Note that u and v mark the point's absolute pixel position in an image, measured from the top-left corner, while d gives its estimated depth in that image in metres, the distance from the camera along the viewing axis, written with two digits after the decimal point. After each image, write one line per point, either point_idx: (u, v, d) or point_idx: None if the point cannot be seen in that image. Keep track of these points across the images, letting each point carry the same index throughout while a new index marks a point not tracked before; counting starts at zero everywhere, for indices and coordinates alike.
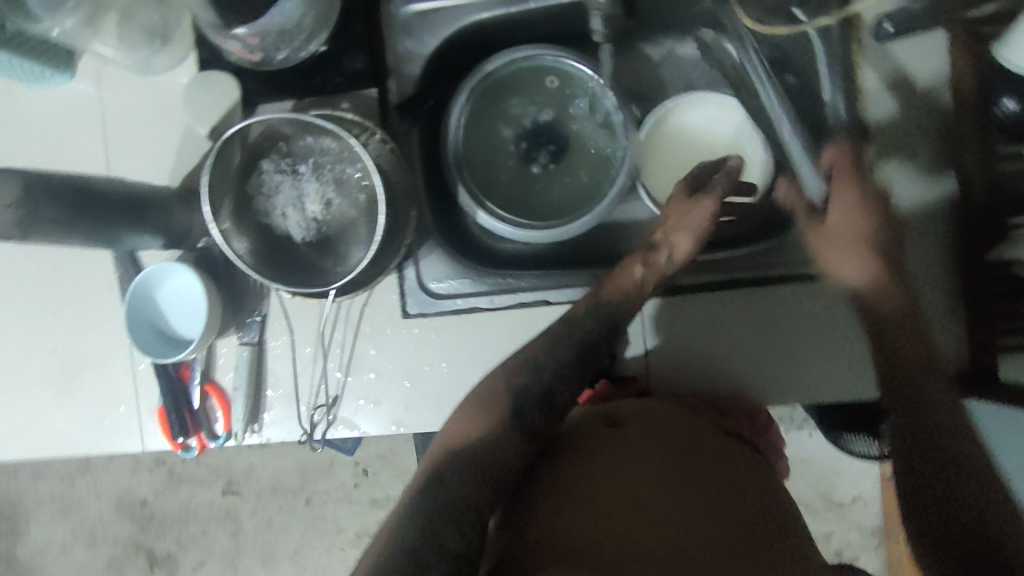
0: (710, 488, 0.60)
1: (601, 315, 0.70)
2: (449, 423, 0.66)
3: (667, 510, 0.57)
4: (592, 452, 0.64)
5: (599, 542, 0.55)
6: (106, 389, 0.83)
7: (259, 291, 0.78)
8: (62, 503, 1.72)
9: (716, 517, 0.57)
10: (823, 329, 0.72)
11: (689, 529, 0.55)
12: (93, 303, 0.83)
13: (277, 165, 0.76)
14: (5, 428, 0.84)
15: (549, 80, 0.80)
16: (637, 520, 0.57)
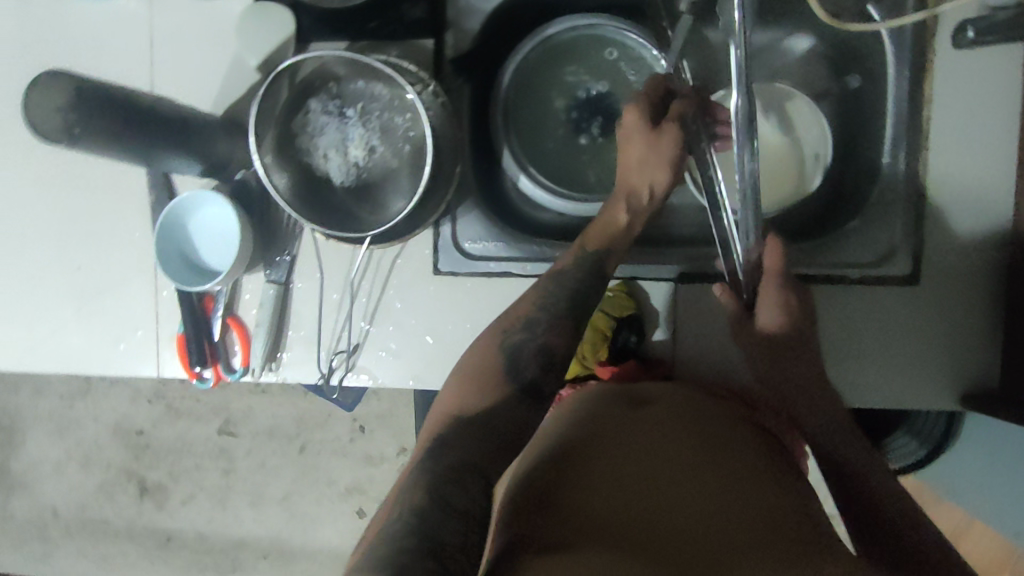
0: (724, 471, 0.61)
1: (587, 265, 0.69)
2: (448, 386, 0.64)
3: (671, 488, 0.59)
4: (596, 431, 0.66)
5: (602, 514, 0.58)
6: (123, 313, 0.82)
7: (292, 231, 0.77)
8: (59, 422, 1.74)
9: (725, 498, 0.58)
10: (873, 331, 0.71)
11: (690, 510, 0.57)
12: (119, 225, 0.81)
13: (324, 106, 0.74)
14: (19, 339, 0.84)
15: (609, 51, 0.78)
16: (643, 497, 0.59)
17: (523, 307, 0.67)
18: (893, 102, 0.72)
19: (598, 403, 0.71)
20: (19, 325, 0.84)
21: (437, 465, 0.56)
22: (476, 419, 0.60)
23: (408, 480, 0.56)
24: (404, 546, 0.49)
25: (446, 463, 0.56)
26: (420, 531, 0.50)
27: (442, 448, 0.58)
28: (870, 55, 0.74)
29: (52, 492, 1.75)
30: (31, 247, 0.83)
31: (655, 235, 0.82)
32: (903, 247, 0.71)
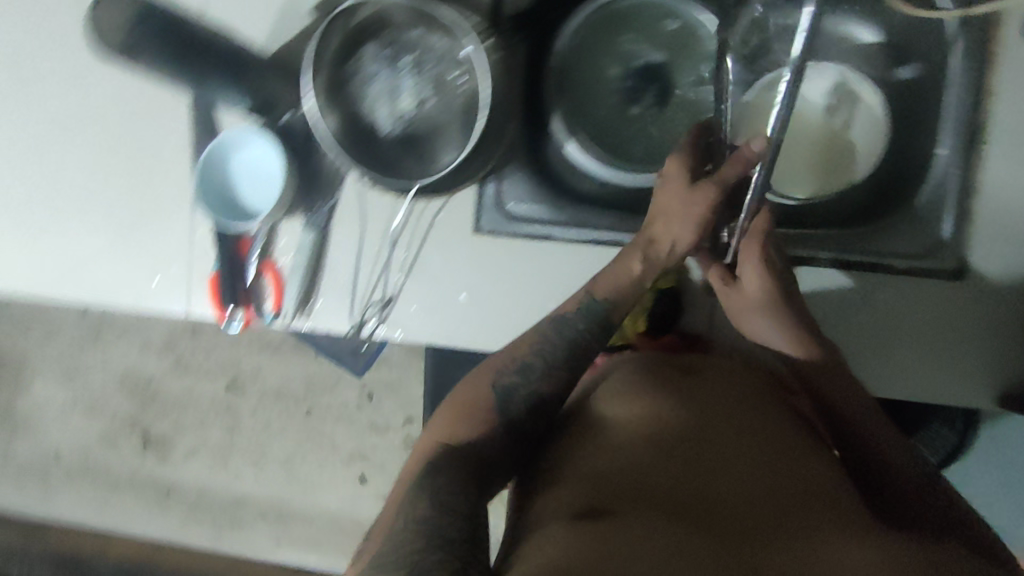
0: (757, 443, 0.62)
1: (591, 315, 0.70)
2: (447, 409, 0.70)
3: (704, 458, 0.61)
4: (603, 407, 0.69)
5: (635, 483, 0.59)
6: (157, 248, 0.81)
7: (335, 178, 0.77)
8: (68, 366, 1.74)
9: (757, 469, 0.60)
10: (911, 325, 0.71)
11: (723, 479, 0.59)
12: (158, 160, 0.81)
13: (378, 53, 0.73)
14: (50, 267, 0.83)
15: (671, 22, 0.77)
16: (675, 465, 0.60)
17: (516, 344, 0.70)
18: (955, 92, 0.70)
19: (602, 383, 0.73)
20: (50, 253, 0.83)
21: (429, 481, 0.61)
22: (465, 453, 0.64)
23: (397, 499, 0.62)
24: (400, 553, 0.54)
25: (443, 482, 0.61)
26: (413, 538, 0.55)
27: (437, 467, 0.63)
28: (934, 44, 0.73)
29: (56, 435, 1.75)
30: (71, 173, 0.82)
31: None
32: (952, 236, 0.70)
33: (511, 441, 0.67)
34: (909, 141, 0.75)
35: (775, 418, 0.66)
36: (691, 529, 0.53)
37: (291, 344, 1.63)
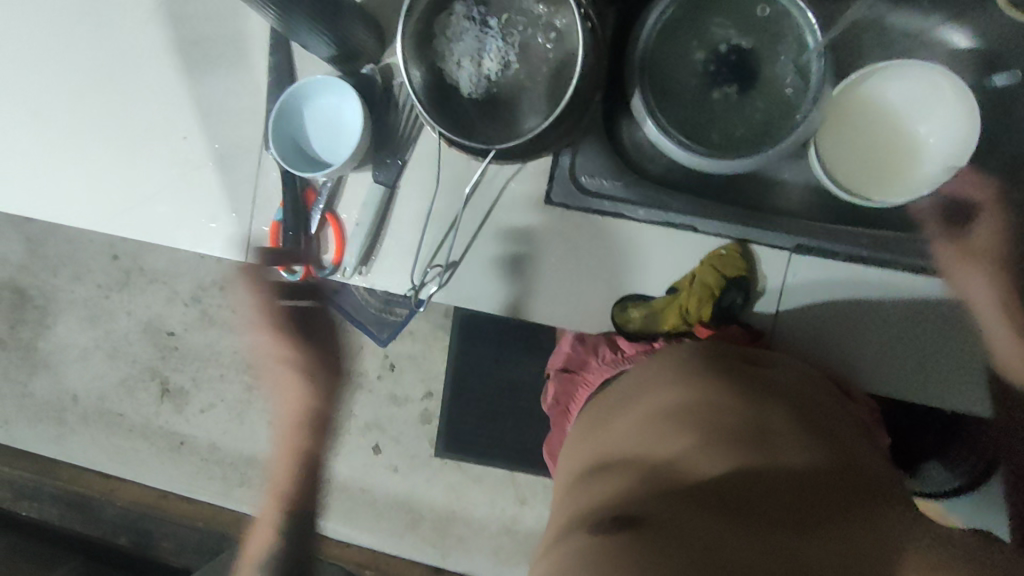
0: (817, 441, 0.58)
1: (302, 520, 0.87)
2: (257, 535, 0.89)
3: (758, 449, 0.57)
4: (645, 395, 0.66)
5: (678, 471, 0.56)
6: (222, 189, 0.81)
7: (409, 136, 0.76)
8: (93, 310, 1.73)
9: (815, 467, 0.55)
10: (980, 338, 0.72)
11: (777, 475, 0.55)
12: (234, 101, 0.80)
13: (468, 10, 0.72)
14: (110, 197, 0.82)
15: (762, 8, 0.76)
16: (726, 453, 0.56)
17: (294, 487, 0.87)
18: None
19: (645, 369, 0.69)
20: (110, 187, 0.82)
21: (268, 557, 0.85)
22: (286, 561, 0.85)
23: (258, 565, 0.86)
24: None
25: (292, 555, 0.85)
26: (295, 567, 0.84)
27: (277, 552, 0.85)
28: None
29: (75, 378, 1.75)
30: (140, 108, 0.81)
31: (766, 202, 0.79)
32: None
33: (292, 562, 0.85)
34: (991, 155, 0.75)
35: (826, 419, 0.62)
36: (722, 520, 0.51)
37: None
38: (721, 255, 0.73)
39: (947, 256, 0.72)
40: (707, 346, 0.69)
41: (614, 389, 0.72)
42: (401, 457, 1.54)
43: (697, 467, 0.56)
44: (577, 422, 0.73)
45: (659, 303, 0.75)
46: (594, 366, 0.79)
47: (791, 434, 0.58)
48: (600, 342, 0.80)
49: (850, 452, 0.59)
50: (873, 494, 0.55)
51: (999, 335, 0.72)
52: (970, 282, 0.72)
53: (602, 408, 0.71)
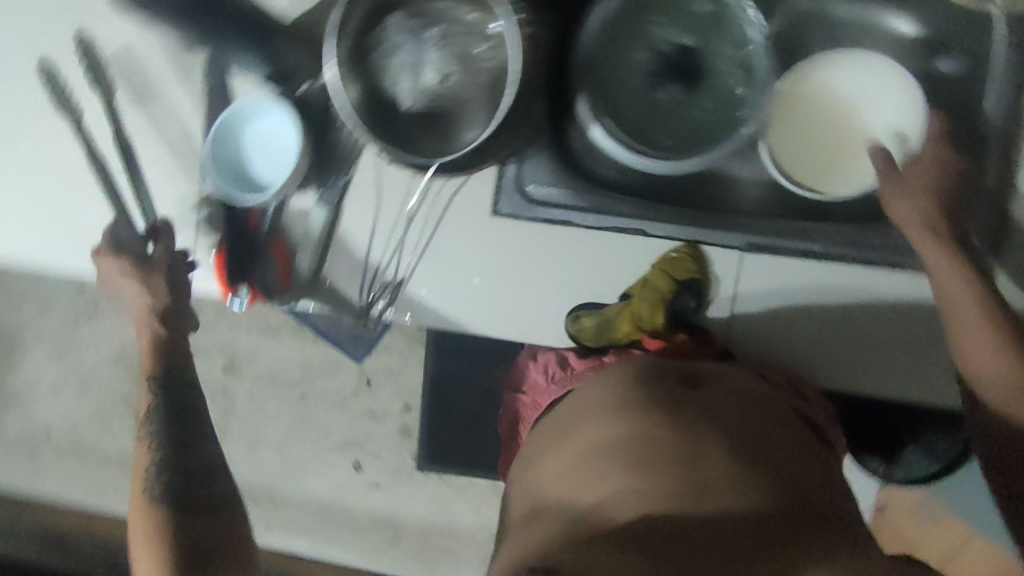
0: (758, 468, 0.57)
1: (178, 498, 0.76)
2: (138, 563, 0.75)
3: (690, 482, 0.55)
4: (580, 427, 0.64)
5: (611, 512, 0.55)
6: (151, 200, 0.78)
7: (350, 152, 0.73)
8: (63, 343, 1.65)
9: (750, 500, 0.54)
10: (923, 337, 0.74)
11: (709, 512, 0.53)
12: (160, 110, 0.76)
13: (404, 23, 0.70)
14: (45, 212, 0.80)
15: (701, 5, 0.74)
16: (658, 490, 0.55)
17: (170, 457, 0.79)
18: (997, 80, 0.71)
19: (583, 398, 0.68)
20: (50, 212, 0.80)
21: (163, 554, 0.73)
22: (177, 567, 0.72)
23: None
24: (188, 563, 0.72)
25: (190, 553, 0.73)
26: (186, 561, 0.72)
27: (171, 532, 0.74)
28: (980, 35, 0.71)
29: (47, 413, 1.68)
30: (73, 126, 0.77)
31: (727, 201, 0.75)
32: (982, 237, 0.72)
33: (198, 514, 0.75)
34: None
35: (765, 438, 0.60)
36: (636, 559, 0.49)
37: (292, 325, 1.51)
38: (672, 257, 0.74)
39: (919, 241, 0.68)
40: (646, 368, 0.67)
41: (558, 416, 0.70)
42: (383, 473, 1.49)
43: (628, 506, 0.55)
44: (524, 455, 0.71)
45: (610, 311, 0.75)
46: (543, 386, 0.78)
47: (726, 464, 0.57)
48: (549, 360, 0.79)
49: (793, 476, 0.57)
50: (813, 523, 0.53)
51: (950, 295, 0.67)
52: (946, 279, 0.67)
53: (544, 439, 0.68)
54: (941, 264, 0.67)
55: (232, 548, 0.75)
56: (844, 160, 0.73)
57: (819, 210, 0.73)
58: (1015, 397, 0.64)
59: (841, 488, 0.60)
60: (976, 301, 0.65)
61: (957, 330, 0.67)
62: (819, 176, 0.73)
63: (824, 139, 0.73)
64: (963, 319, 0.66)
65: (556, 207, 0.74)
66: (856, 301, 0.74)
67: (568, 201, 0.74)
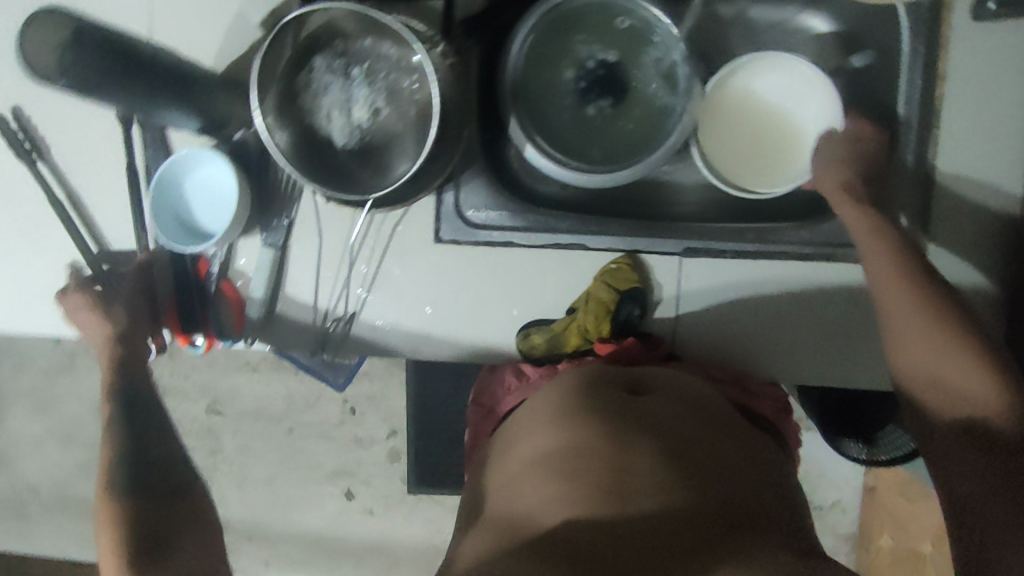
0: (692, 467, 0.58)
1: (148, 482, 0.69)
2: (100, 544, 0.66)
3: (624, 484, 0.56)
4: (522, 442, 0.65)
5: (545, 515, 0.56)
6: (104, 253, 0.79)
7: (290, 194, 0.75)
8: (40, 398, 1.52)
9: (681, 497, 0.55)
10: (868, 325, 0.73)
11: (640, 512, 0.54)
12: (107, 165, 0.78)
13: (329, 63, 0.71)
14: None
15: (621, 20, 0.76)
16: (592, 492, 0.56)
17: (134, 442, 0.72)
18: (907, 66, 0.72)
19: (528, 413, 0.68)
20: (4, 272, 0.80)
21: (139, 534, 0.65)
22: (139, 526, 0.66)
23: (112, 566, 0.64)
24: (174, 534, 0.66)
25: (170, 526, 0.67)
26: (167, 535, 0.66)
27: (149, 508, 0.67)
28: (886, 26, 0.73)
29: (30, 468, 1.55)
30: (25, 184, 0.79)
31: (661, 207, 0.80)
32: (911, 219, 0.72)
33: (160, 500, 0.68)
34: None
35: (697, 441, 0.60)
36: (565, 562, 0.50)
37: (269, 360, 1.47)
38: (613, 268, 0.74)
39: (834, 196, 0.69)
40: (588, 380, 0.67)
41: (507, 427, 0.70)
42: (375, 500, 1.47)
43: (562, 510, 0.56)
44: (476, 469, 0.72)
45: (558, 324, 0.76)
46: (500, 398, 0.76)
47: (660, 463, 0.58)
48: (506, 372, 0.77)
49: (727, 471, 0.58)
50: (741, 520, 0.54)
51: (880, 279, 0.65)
52: (859, 231, 0.67)
53: (493, 453, 0.69)
54: (850, 210, 0.68)
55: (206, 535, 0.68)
56: (760, 167, 0.76)
57: (750, 208, 0.78)
58: (929, 358, 0.61)
59: (779, 491, 0.60)
60: (888, 256, 0.65)
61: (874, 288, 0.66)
62: (731, 174, 0.75)
63: (747, 141, 0.77)
64: (876, 269, 0.65)
65: (496, 228, 0.76)
66: (799, 294, 0.74)
67: (504, 221, 0.76)
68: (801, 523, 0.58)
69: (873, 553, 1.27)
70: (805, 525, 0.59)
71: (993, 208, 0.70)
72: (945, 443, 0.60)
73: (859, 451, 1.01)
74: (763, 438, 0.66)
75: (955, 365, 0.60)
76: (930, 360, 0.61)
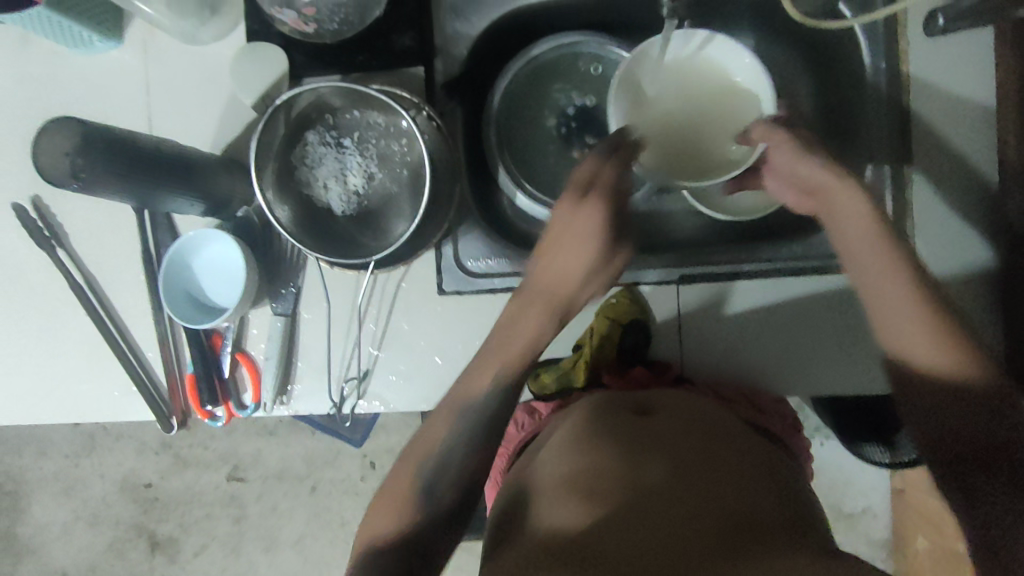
0: (704, 475, 0.59)
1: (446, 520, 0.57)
2: None
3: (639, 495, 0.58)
4: (537, 461, 0.66)
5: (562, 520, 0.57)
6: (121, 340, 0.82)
7: (296, 263, 0.78)
8: (66, 482, 1.52)
9: (696, 505, 0.56)
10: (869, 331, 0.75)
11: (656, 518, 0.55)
12: (121, 253, 0.81)
13: (322, 137, 0.75)
14: (22, 365, 0.83)
15: (593, 67, 0.82)
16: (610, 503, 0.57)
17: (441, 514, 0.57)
18: (873, 82, 0.74)
19: (535, 449, 0.69)
20: (26, 365, 0.83)
21: None
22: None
23: None
24: None
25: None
26: None
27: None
28: (847, 48, 0.77)
29: (59, 554, 1.54)
30: (42, 279, 0.82)
31: (654, 238, 0.84)
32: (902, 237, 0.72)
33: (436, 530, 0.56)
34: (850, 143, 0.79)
35: (705, 450, 0.62)
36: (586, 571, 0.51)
37: (287, 421, 1.47)
38: None
39: (821, 189, 0.59)
40: (596, 408, 0.69)
41: (520, 457, 0.72)
42: None
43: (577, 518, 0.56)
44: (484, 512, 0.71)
45: (567, 362, 0.80)
46: (514, 435, 0.78)
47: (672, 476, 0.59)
48: (517, 412, 0.79)
49: (736, 477, 0.60)
50: (756, 525, 0.55)
51: (858, 256, 0.58)
52: (849, 230, 0.58)
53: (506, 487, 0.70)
54: (853, 205, 0.58)
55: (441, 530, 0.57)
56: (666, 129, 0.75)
57: (743, 231, 0.81)
58: (917, 338, 0.55)
59: (791, 494, 0.61)
60: (880, 245, 0.58)
61: (863, 284, 0.58)
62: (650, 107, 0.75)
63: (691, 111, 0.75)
64: (869, 264, 0.58)
65: (496, 276, 0.78)
66: (798, 308, 0.75)
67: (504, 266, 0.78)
68: (815, 525, 0.59)
69: (911, 557, 1.23)
70: (823, 530, 0.59)
71: (974, 211, 0.71)
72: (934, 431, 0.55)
73: (881, 454, 1.01)
74: (769, 456, 0.67)
75: (928, 349, 0.55)
76: (920, 344, 0.55)
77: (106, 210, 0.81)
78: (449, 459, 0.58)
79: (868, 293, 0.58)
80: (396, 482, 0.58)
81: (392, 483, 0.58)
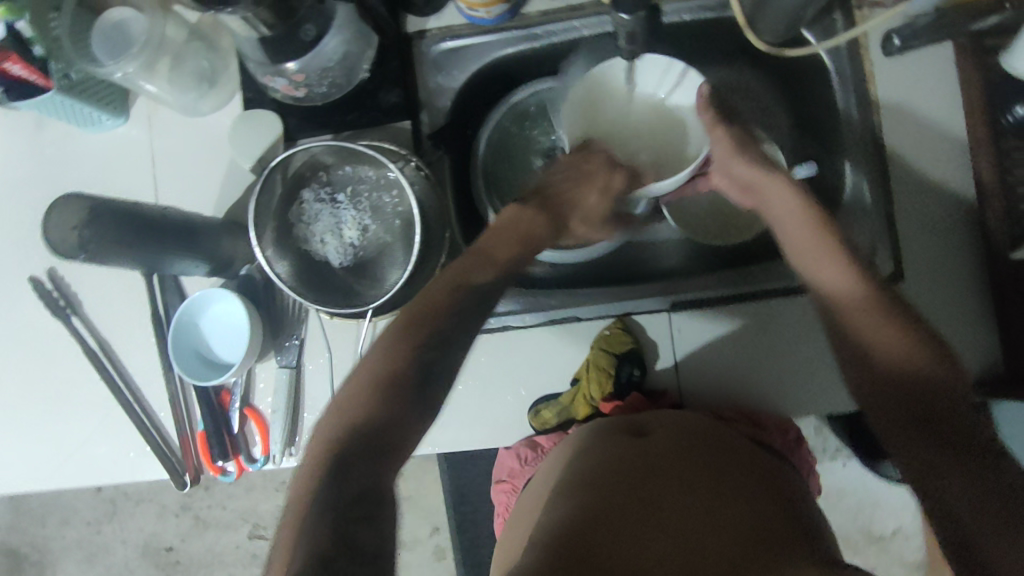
0: (711, 491, 0.61)
1: (387, 414, 0.53)
2: None
3: (664, 514, 0.60)
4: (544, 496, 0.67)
5: (598, 530, 0.58)
6: (134, 401, 0.84)
7: (298, 316, 0.81)
8: (87, 551, 1.52)
9: (712, 525, 0.58)
10: None
11: (671, 541, 0.57)
12: (132, 317, 0.84)
13: (316, 194, 0.78)
14: (39, 433, 0.85)
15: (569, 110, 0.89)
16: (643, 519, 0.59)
17: (389, 425, 0.53)
18: (843, 104, 0.77)
19: (529, 502, 0.70)
20: (44, 433, 0.85)
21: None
22: (351, 488, 0.48)
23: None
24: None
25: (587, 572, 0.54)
26: None
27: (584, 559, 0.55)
28: (816, 73, 0.80)
29: None
30: (57, 346, 0.86)
31: (642, 268, 0.86)
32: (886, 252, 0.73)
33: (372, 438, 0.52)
34: (828, 162, 0.81)
35: (708, 467, 0.64)
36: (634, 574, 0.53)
37: None
38: (607, 334, 0.78)
39: (762, 185, 0.69)
40: (595, 438, 0.70)
41: (526, 496, 0.73)
42: None
43: (606, 529, 0.58)
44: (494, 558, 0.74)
45: (565, 397, 0.79)
46: (518, 469, 0.82)
47: (686, 496, 0.61)
48: (519, 447, 0.81)
49: (739, 493, 0.61)
50: (761, 538, 0.56)
51: (782, 220, 0.66)
52: (789, 226, 0.66)
53: (514, 521, 0.71)
54: (779, 188, 0.67)
55: (404, 433, 0.53)
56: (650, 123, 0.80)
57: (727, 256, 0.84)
58: (823, 264, 0.62)
59: (790, 503, 0.62)
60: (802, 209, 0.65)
61: (779, 226, 0.67)
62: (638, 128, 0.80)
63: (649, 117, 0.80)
64: (790, 225, 0.65)
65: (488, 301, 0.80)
66: (791, 330, 0.75)
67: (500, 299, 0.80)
68: (816, 532, 0.60)
69: None
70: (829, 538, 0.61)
71: (954, 221, 0.72)
72: (869, 383, 0.59)
73: None
74: (751, 462, 0.66)
75: (832, 267, 0.62)
76: (823, 269, 0.62)
77: (118, 278, 0.85)
78: (420, 372, 0.55)
79: (798, 262, 0.65)
80: (361, 372, 0.56)
81: (355, 376, 0.56)
